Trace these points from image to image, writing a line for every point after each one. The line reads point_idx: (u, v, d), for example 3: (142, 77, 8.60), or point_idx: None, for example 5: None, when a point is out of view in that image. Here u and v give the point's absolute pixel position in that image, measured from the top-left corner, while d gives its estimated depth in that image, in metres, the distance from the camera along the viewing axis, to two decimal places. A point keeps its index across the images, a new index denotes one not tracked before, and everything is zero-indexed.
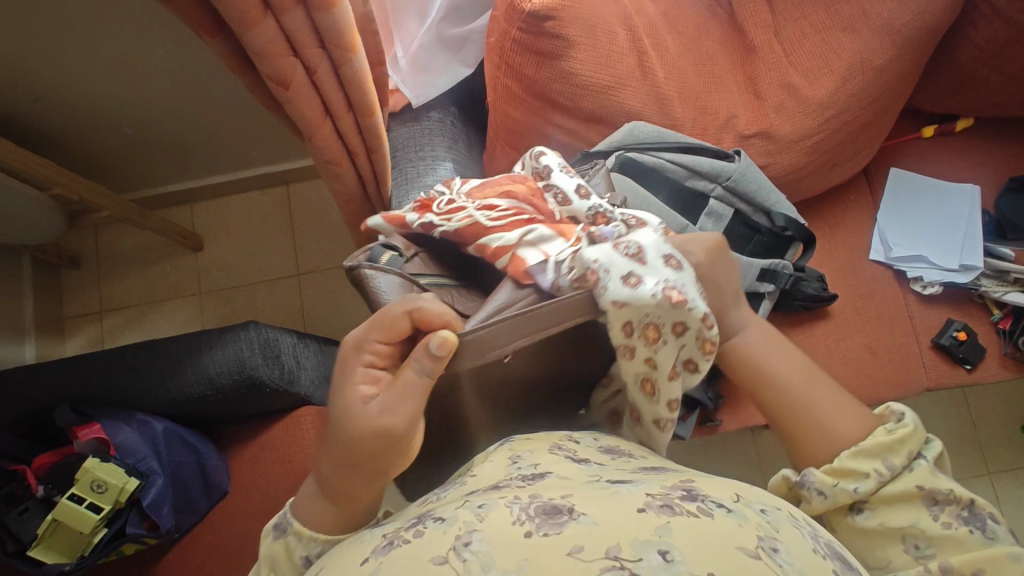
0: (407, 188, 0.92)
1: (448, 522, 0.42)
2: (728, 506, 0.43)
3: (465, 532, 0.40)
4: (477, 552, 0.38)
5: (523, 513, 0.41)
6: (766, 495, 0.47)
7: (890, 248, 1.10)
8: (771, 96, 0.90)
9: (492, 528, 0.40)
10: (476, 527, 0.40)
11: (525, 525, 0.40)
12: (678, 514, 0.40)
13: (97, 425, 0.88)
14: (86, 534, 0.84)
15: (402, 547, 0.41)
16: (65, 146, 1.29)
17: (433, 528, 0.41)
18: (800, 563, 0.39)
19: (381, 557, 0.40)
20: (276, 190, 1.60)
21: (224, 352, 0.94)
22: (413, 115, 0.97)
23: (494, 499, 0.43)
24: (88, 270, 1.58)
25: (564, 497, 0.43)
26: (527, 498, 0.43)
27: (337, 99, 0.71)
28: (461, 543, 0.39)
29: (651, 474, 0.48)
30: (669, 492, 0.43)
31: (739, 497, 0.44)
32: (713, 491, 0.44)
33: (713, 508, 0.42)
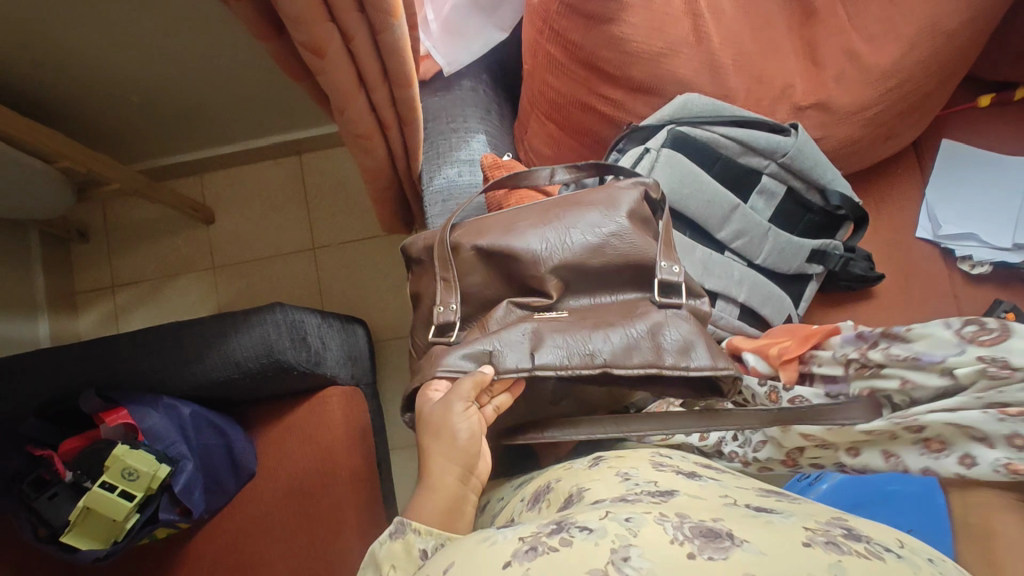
0: (438, 161, 0.88)
1: (598, 533, 0.36)
2: (896, 550, 0.37)
3: (621, 545, 0.35)
4: (640, 568, 0.33)
5: (679, 532, 0.36)
6: (927, 547, 0.41)
7: (938, 225, 1.06)
8: (830, 64, 0.84)
9: (651, 544, 0.35)
10: (633, 541, 0.35)
11: (686, 545, 0.35)
12: (847, 553, 0.34)
13: (124, 410, 0.85)
14: (119, 521, 0.82)
15: (550, 555, 0.35)
16: (67, 115, 1.22)
17: (582, 538, 0.36)
18: None
19: (528, 564, 0.35)
20: (288, 160, 1.54)
21: (251, 336, 0.90)
22: (445, 84, 0.91)
23: (641, 513, 0.38)
24: (97, 243, 1.54)
25: (715, 520, 0.38)
26: (676, 517, 0.38)
27: (373, 67, 0.65)
28: (620, 558, 0.34)
29: (787, 505, 0.43)
30: (829, 527, 0.38)
31: (903, 543, 0.38)
32: (874, 534, 0.38)
33: (884, 551, 0.36)
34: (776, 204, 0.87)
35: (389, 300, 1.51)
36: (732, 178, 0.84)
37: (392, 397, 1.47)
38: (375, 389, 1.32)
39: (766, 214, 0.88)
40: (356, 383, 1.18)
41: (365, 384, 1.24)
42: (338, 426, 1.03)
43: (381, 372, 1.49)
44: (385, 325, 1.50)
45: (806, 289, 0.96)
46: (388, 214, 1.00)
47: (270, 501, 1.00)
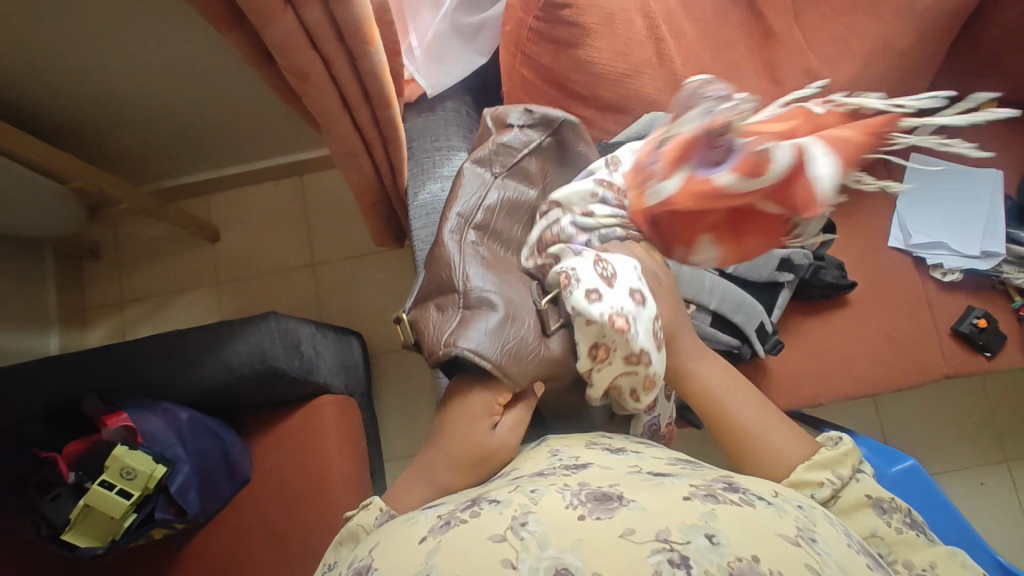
0: (422, 177, 0.92)
1: (504, 503, 0.43)
2: (769, 499, 0.43)
3: (521, 513, 0.41)
4: (534, 530, 0.39)
5: (575, 500, 0.42)
6: (802, 495, 0.48)
7: (909, 235, 1.09)
8: (789, 82, 0.89)
9: (547, 510, 0.41)
10: (532, 508, 0.41)
11: (578, 509, 0.41)
12: (721, 502, 0.41)
13: (125, 413, 0.90)
14: (116, 518, 0.87)
15: (461, 525, 0.42)
16: (82, 139, 1.30)
17: (490, 509, 0.42)
18: (838, 555, 0.40)
19: (441, 534, 0.41)
20: (290, 181, 1.62)
21: (246, 343, 0.95)
22: (429, 105, 0.97)
23: (545, 486, 0.45)
24: (107, 261, 1.61)
25: (611, 486, 0.44)
26: (577, 486, 0.44)
27: (355, 90, 0.71)
28: (518, 523, 0.40)
29: (689, 469, 0.49)
30: (710, 483, 0.44)
31: (777, 492, 0.45)
32: (753, 486, 0.45)
33: (754, 500, 0.42)
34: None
35: (386, 314, 1.56)
36: None
37: (388, 408, 1.51)
38: (369, 398, 1.36)
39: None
40: (350, 392, 1.22)
41: (359, 394, 1.28)
42: (329, 434, 1.07)
43: (377, 384, 1.53)
44: (381, 338, 1.55)
45: (778, 297, 0.99)
46: (377, 227, 1.06)
47: (264, 508, 1.04)
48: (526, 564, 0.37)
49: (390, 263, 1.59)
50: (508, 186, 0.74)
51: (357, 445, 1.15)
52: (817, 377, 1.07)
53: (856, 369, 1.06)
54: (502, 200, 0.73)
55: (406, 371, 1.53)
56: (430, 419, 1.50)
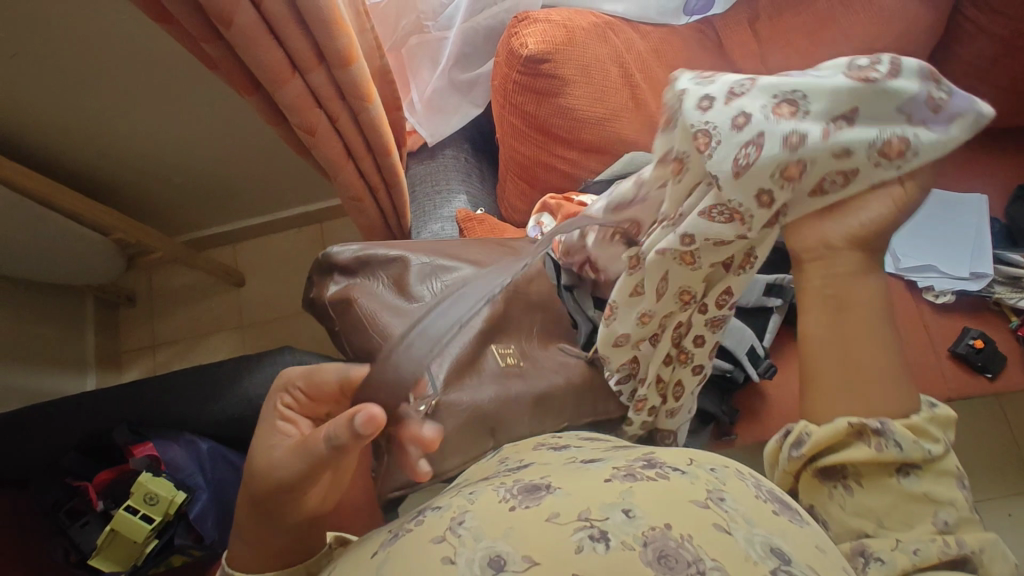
0: (424, 219, 1.02)
1: (444, 507, 0.48)
2: (683, 469, 0.50)
3: (459, 513, 0.45)
4: (469, 527, 0.43)
5: (506, 496, 0.47)
6: (718, 458, 0.55)
7: (898, 259, 1.12)
8: None
9: (482, 508, 0.46)
10: (467, 508, 0.46)
11: (510, 501, 0.46)
12: (638, 479, 0.47)
13: (150, 443, 0.96)
14: (139, 542, 0.92)
15: (407, 534, 0.46)
16: (124, 195, 1.43)
17: (432, 515, 0.47)
18: (741, 508, 0.46)
19: (389, 547, 0.45)
20: (310, 227, 1.73)
21: (262, 376, 1.03)
22: (430, 153, 1.07)
23: (482, 486, 0.50)
24: (142, 307, 1.72)
25: (541, 478, 0.50)
26: (510, 483, 0.50)
27: (358, 140, 0.80)
28: (455, 523, 0.44)
29: (616, 453, 0.55)
30: (630, 465, 0.50)
31: (691, 461, 0.52)
32: (670, 459, 0.52)
33: (668, 472, 0.49)
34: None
35: None
36: None
37: None
38: None
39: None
40: None
41: None
42: None
43: None
44: None
45: (769, 323, 1.01)
46: None
47: None
48: (463, 557, 0.41)
49: None
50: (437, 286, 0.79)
51: None
52: None
53: None
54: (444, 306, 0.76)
55: None
56: None
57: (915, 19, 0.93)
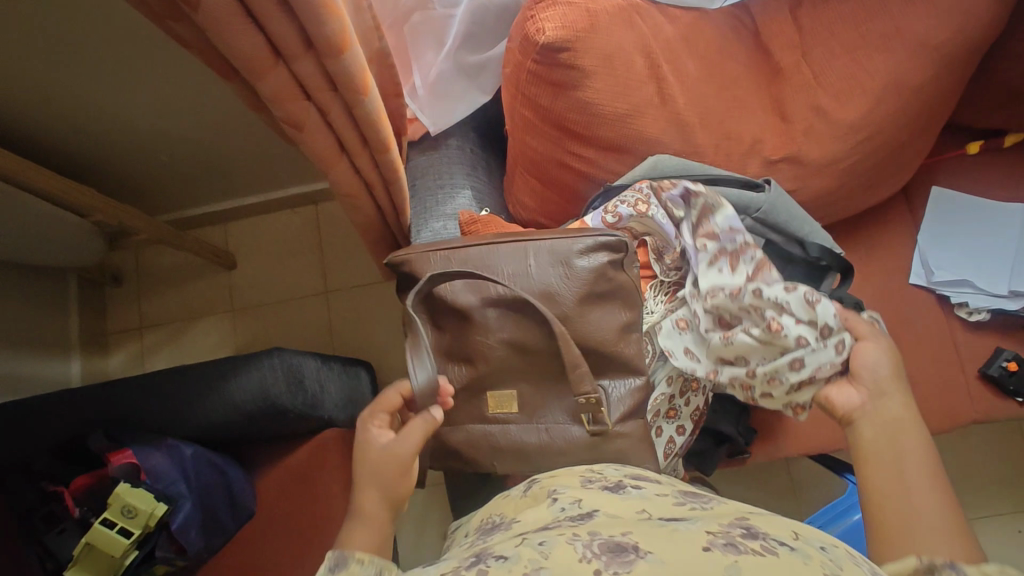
0: (425, 216, 0.94)
1: (510, 559, 0.41)
2: (790, 544, 0.42)
3: (532, 569, 0.39)
4: None
5: (587, 555, 0.40)
6: (821, 533, 0.46)
7: (932, 272, 1.05)
8: (798, 119, 0.87)
9: (559, 565, 0.40)
10: (541, 564, 0.40)
11: (593, 563, 0.39)
12: (743, 553, 0.40)
13: (129, 450, 0.91)
14: (118, 556, 0.86)
15: None
16: (104, 172, 1.34)
17: (495, 566, 0.41)
18: None
19: None
20: (304, 209, 1.65)
21: (248, 381, 0.96)
22: (433, 144, 0.98)
23: (554, 537, 0.43)
24: (128, 288, 1.66)
25: (624, 535, 0.43)
26: (587, 536, 0.43)
27: (353, 137, 0.72)
28: None
29: (701, 509, 0.48)
30: (727, 529, 0.43)
31: (798, 534, 0.44)
32: (772, 529, 0.44)
33: (777, 547, 0.41)
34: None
35: (394, 340, 1.58)
36: None
37: None
38: None
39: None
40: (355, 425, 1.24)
41: None
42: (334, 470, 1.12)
43: None
44: (392, 365, 1.56)
45: None
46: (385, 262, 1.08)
47: (265, 541, 1.07)
48: None
49: None
50: (759, 317, 0.74)
51: (363, 481, 1.19)
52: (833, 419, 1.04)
53: None
54: (517, 267, 0.71)
55: None
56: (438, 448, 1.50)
57: (980, 12, 0.83)
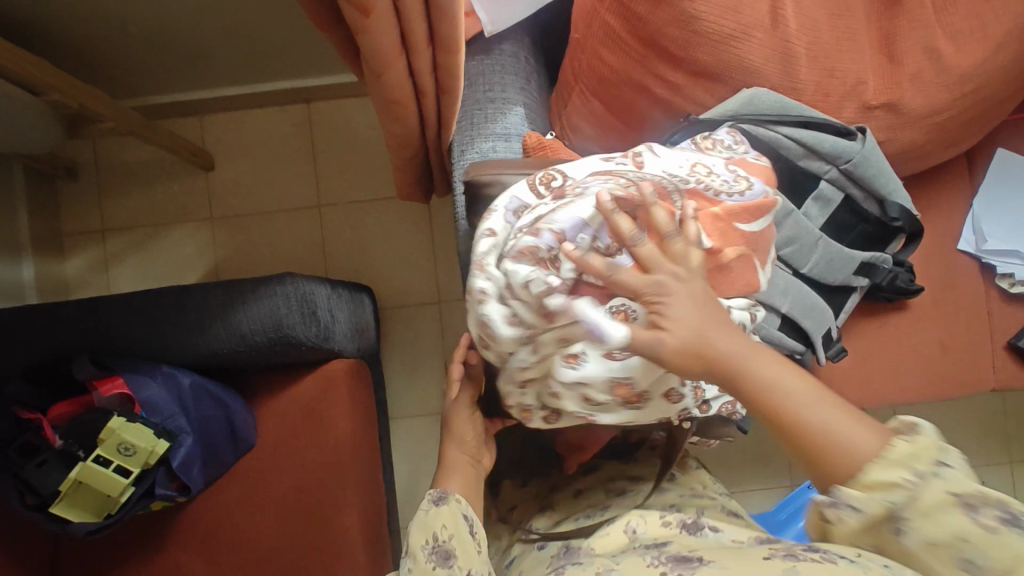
0: (472, 134, 0.81)
1: (585, 564, 0.62)
2: (854, 558, 0.52)
3: (604, 570, 0.59)
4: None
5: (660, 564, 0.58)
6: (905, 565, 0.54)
7: (982, 239, 1.02)
8: (908, 61, 0.77)
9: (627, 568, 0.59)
10: (612, 567, 0.59)
11: (659, 567, 0.58)
12: (801, 560, 0.53)
13: (121, 380, 0.80)
14: (113, 496, 0.78)
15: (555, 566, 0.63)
16: (57, 39, 1.11)
17: (573, 567, 0.62)
18: None
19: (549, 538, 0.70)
20: (296, 108, 1.46)
21: (258, 308, 0.84)
22: (484, 47, 0.83)
23: (625, 555, 0.62)
24: (86, 183, 1.45)
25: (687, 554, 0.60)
26: (655, 552, 0.61)
27: (419, 31, 0.58)
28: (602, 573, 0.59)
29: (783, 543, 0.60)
30: (789, 547, 0.57)
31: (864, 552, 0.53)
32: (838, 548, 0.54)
33: (836, 558, 0.53)
34: (831, 211, 0.84)
35: (393, 265, 1.46)
36: (789, 180, 0.81)
37: (393, 366, 1.45)
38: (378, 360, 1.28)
39: (819, 222, 0.84)
40: (360, 354, 1.15)
41: (369, 354, 1.21)
42: (342, 406, 1.05)
43: (384, 340, 1.45)
44: (391, 292, 1.46)
45: (846, 301, 0.92)
46: (410, 182, 0.95)
47: (269, 472, 1.02)
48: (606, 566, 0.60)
49: (406, 211, 1.47)
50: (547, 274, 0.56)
51: (369, 414, 1.14)
52: (862, 381, 1.03)
53: (901, 374, 1.03)
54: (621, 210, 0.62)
55: (416, 330, 1.45)
56: (436, 379, 1.45)
57: None
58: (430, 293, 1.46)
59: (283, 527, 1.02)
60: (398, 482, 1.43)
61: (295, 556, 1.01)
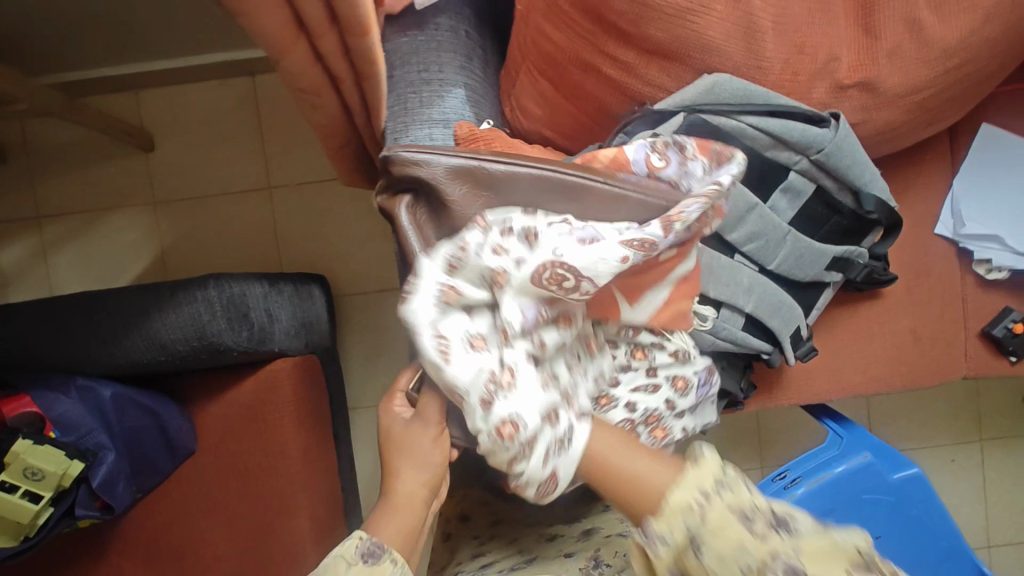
0: (404, 119, 0.72)
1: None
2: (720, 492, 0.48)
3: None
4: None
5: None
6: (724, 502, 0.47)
7: (961, 223, 0.96)
8: (886, 34, 0.70)
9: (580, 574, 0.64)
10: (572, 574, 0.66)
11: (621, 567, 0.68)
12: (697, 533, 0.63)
13: (26, 398, 0.74)
14: (26, 521, 0.72)
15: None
16: None
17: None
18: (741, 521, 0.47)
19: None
20: (238, 81, 1.35)
21: (177, 315, 0.78)
22: (416, 21, 0.74)
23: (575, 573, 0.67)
24: (16, 167, 1.35)
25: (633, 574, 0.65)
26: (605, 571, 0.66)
27: (313, 9, 0.50)
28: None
29: None
30: None
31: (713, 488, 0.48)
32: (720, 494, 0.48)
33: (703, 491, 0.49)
34: (801, 205, 0.77)
35: (351, 249, 1.38)
36: (756, 173, 0.74)
37: (353, 356, 1.39)
38: (333, 353, 1.21)
39: (787, 216, 0.78)
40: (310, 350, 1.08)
41: (321, 349, 1.14)
42: (286, 410, 0.98)
43: (342, 329, 1.39)
44: (348, 278, 1.38)
45: (819, 298, 0.86)
46: (346, 170, 0.87)
47: (210, 481, 0.97)
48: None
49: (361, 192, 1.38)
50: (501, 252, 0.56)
51: (319, 413, 1.08)
52: (832, 373, 0.99)
53: (873, 365, 0.99)
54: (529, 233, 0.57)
55: (376, 317, 1.39)
56: (398, 369, 1.39)
57: None
58: (391, 278, 1.39)
59: (228, 533, 0.97)
60: (362, 475, 1.39)
61: (241, 564, 0.97)
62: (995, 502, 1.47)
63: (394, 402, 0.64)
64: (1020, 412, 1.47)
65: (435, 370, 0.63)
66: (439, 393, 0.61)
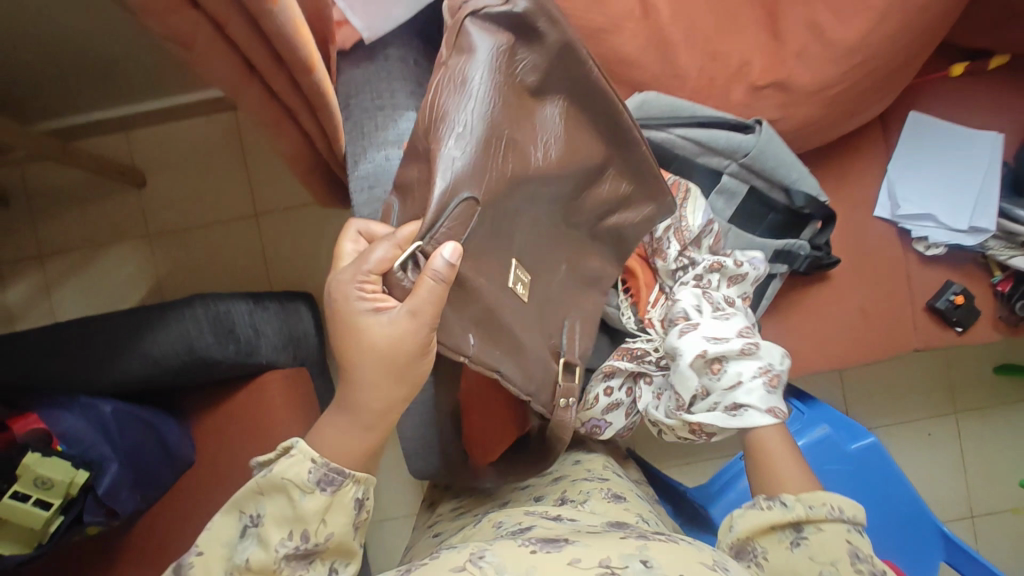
0: (362, 142, 0.79)
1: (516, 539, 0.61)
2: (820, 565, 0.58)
3: (479, 550, 0.50)
4: (490, 562, 0.49)
5: (526, 543, 0.52)
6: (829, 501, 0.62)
7: (897, 205, 1.02)
8: (791, 39, 0.78)
9: (504, 551, 0.51)
10: (489, 548, 0.51)
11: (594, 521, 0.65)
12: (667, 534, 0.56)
13: (33, 416, 0.81)
14: (39, 528, 0.79)
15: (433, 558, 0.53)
16: None
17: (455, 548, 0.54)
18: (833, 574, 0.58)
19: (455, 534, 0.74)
20: (223, 115, 1.44)
21: (170, 332, 0.85)
22: (368, 53, 0.82)
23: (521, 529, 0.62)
24: (18, 210, 1.44)
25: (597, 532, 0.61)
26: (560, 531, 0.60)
27: (264, 56, 0.58)
28: (477, 557, 0.49)
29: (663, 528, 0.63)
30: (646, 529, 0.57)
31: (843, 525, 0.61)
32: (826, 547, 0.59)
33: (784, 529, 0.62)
34: (737, 203, 0.84)
35: None
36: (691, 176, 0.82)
37: None
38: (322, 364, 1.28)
39: (726, 214, 0.84)
40: (299, 362, 1.15)
41: (309, 362, 1.21)
42: (276, 412, 1.02)
43: None
44: None
45: (767, 288, 0.90)
46: (319, 193, 0.94)
47: (203, 485, 1.01)
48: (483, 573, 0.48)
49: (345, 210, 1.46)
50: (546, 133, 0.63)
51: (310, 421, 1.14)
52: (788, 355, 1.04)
53: (826, 345, 1.04)
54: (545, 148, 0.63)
55: None
56: None
57: None
58: None
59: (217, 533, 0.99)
60: None
61: None
62: (975, 473, 1.51)
63: (366, 293, 0.52)
64: (991, 383, 1.52)
65: (426, 246, 0.51)
66: (433, 280, 0.50)
